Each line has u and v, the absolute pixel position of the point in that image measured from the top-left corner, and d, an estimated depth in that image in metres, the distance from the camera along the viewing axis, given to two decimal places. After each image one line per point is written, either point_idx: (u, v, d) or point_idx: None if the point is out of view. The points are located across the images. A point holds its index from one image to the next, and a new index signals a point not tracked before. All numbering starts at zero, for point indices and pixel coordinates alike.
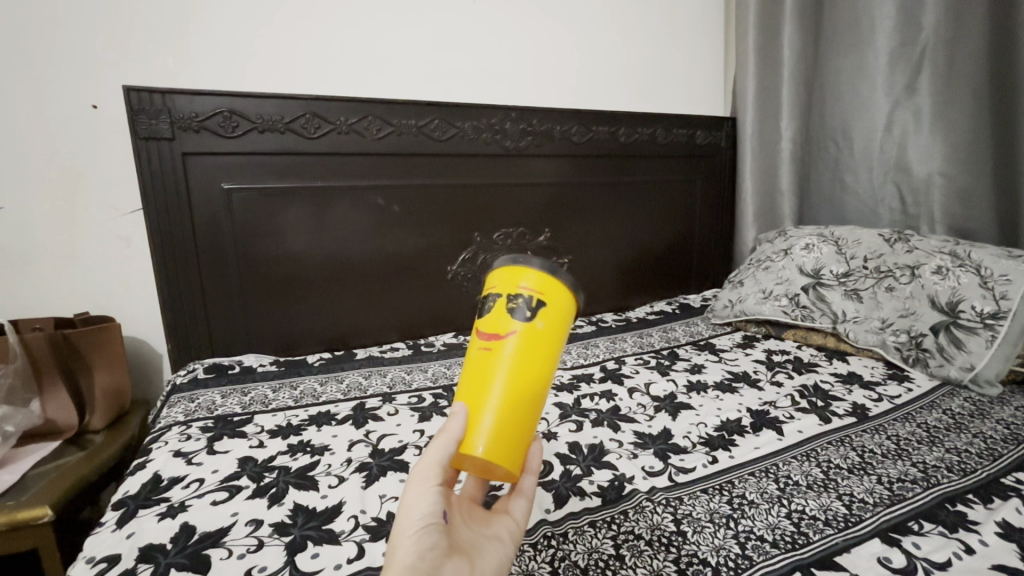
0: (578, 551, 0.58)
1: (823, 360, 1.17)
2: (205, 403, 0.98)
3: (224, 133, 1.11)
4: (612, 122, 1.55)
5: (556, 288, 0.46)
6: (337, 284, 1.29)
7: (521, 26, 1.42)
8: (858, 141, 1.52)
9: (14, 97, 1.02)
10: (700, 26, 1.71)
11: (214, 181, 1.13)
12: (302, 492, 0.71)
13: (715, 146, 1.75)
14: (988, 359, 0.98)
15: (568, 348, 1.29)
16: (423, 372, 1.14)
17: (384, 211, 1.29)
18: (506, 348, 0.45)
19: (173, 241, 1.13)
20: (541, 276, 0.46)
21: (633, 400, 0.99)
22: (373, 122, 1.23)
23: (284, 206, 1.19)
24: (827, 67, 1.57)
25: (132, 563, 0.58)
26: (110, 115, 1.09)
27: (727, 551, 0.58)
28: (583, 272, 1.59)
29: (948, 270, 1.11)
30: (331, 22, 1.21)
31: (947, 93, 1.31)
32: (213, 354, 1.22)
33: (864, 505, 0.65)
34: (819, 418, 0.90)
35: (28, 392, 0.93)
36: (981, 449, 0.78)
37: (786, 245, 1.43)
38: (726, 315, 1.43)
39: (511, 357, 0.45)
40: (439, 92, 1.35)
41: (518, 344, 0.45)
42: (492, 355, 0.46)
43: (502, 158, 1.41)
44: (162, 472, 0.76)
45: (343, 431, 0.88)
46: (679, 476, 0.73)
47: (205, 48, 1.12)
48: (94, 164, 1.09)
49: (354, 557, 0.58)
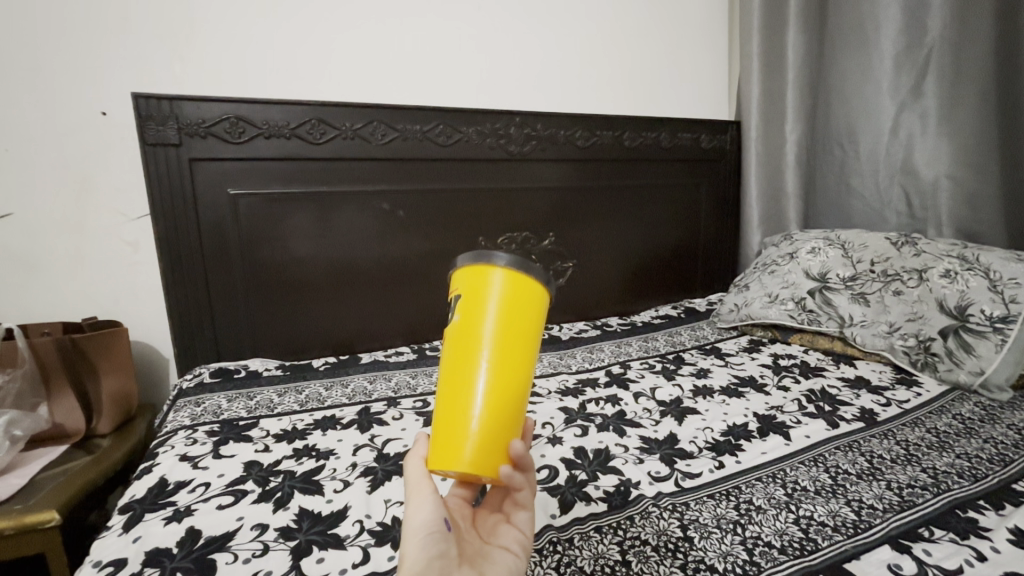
0: (583, 557, 0.58)
1: (831, 364, 1.17)
2: (211, 408, 0.99)
3: (231, 139, 1.12)
4: (617, 126, 1.55)
5: (526, 280, 0.44)
6: (342, 289, 1.29)
7: (525, 31, 1.43)
8: (864, 143, 1.51)
9: (25, 105, 1.03)
10: (703, 31, 1.71)
11: (221, 187, 1.14)
12: (307, 497, 0.71)
13: (719, 149, 1.75)
14: (999, 363, 0.97)
15: (573, 352, 1.29)
16: (428, 377, 1.14)
17: (389, 215, 1.30)
18: (481, 348, 0.43)
19: (180, 246, 1.14)
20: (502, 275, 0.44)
21: (638, 405, 0.99)
22: (378, 127, 1.24)
23: (290, 212, 1.20)
24: (832, 71, 1.57)
25: (138, 566, 0.58)
26: (120, 122, 1.10)
27: (735, 557, 0.57)
28: (587, 276, 1.59)
29: (956, 273, 1.10)
30: (337, 28, 1.22)
31: (953, 95, 1.31)
32: (219, 358, 1.22)
33: (874, 511, 0.64)
34: (826, 423, 0.89)
35: (36, 396, 0.94)
36: (992, 455, 0.77)
37: (792, 248, 1.42)
38: (731, 319, 1.42)
39: (489, 354, 0.43)
40: (444, 97, 1.36)
41: (493, 342, 0.43)
42: (469, 354, 0.43)
43: (507, 163, 1.41)
44: (169, 476, 0.76)
45: (348, 435, 0.88)
46: (685, 481, 0.73)
47: (213, 55, 1.14)
48: (103, 170, 1.10)
49: (359, 562, 0.58)
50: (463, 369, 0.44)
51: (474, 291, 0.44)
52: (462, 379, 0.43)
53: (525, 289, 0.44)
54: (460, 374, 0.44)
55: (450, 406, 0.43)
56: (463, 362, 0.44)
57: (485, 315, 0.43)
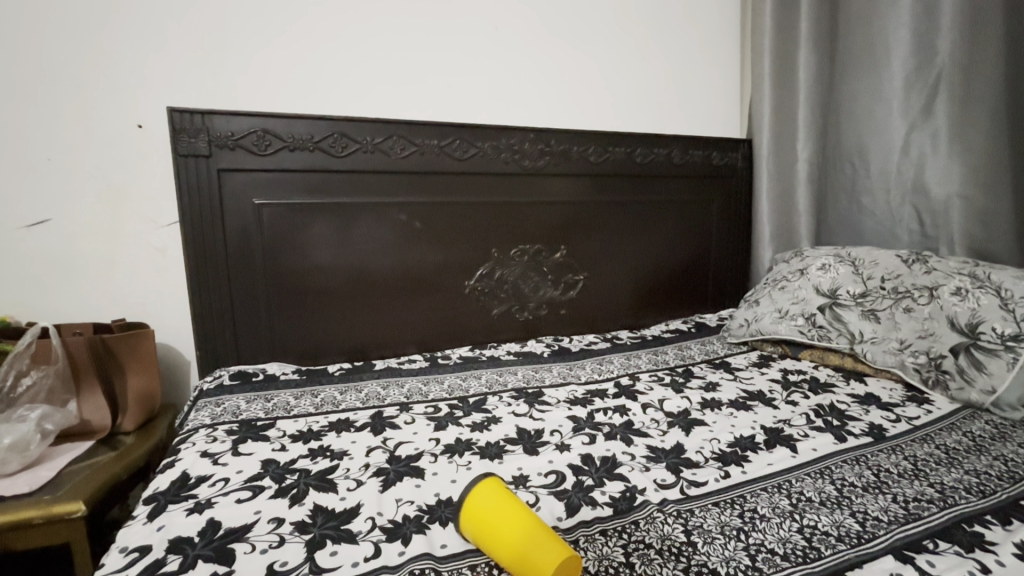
0: (589, 557, 0.60)
1: (840, 381, 1.17)
2: (230, 408, 1.02)
3: (257, 151, 1.17)
4: (629, 142, 1.58)
5: (478, 514, 0.60)
6: (358, 297, 1.33)
7: (539, 50, 1.48)
8: (875, 162, 1.53)
9: (70, 118, 1.11)
10: (718, 50, 1.75)
11: (247, 197, 1.19)
12: (321, 494, 0.73)
13: (731, 166, 1.77)
14: (1010, 382, 0.97)
15: (582, 363, 1.30)
16: (440, 384, 1.17)
17: (406, 226, 1.34)
18: (496, 538, 0.57)
19: (206, 253, 1.18)
20: (474, 516, 0.60)
21: (646, 415, 1.00)
22: (398, 141, 1.29)
23: (310, 222, 1.25)
24: (843, 91, 1.59)
25: (162, 553, 0.61)
26: (153, 134, 1.17)
27: (738, 562, 0.58)
28: (596, 290, 1.61)
29: (967, 291, 1.10)
30: (360, 47, 1.29)
31: (964, 114, 1.31)
32: (239, 361, 1.26)
33: (879, 523, 0.65)
34: (834, 437, 0.90)
35: (67, 392, 0.99)
36: (1002, 472, 0.77)
37: (802, 264, 1.43)
38: (741, 334, 1.43)
39: (498, 545, 0.57)
40: (461, 115, 1.41)
41: (494, 541, 0.57)
42: (506, 535, 0.56)
43: (521, 177, 1.45)
44: (190, 470, 0.79)
45: (361, 437, 0.91)
46: (690, 489, 0.74)
47: (245, 74, 1.20)
48: (137, 179, 1.17)
49: (371, 555, 0.61)
50: (500, 531, 0.57)
51: (474, 514, 0.60)
52: (500, 533, 0.57)
53: (479, 516, 0.60)
54: (500, 532, 0.57)
55: (504, 544, 0.56)
56: (497, 527, 0.58)
57: (487, 512, 0.59)
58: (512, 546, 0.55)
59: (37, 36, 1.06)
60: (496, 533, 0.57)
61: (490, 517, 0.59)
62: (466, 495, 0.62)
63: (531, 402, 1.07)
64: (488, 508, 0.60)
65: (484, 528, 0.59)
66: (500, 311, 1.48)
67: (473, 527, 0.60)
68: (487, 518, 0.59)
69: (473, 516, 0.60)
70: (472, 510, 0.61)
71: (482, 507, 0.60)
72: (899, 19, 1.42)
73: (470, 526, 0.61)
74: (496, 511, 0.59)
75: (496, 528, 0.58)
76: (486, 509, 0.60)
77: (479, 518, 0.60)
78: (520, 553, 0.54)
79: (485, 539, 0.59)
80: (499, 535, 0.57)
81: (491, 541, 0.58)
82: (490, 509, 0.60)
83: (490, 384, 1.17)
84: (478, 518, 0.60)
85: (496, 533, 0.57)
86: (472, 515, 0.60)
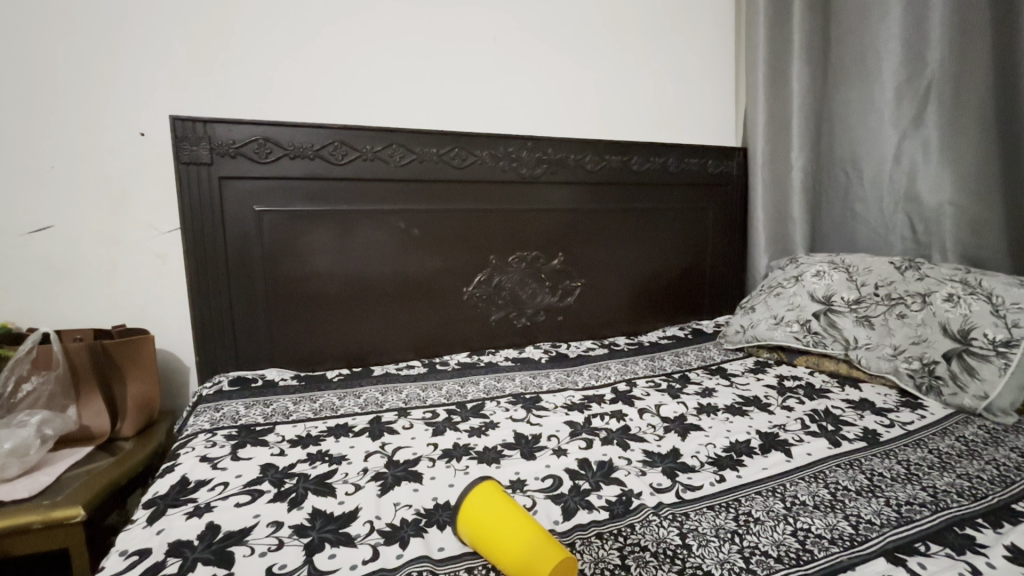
0: (585, 560, 0.60)
1: (835, 386, 1.18)
2: (230, 413, 1.03)
3: (259, 159, 1.19)
4: (625, 151, 1.60)
5: (478, 519, 0.60)
6: (356, 303, 1.34)
7: (537, 60, 1.50)
8: (868, 170, 1.55)
9: (75, 127, 1.12)
10: (713, 60, 1.78)
11: (248, 204, 1.20)
12: (320, 498, 0.74)
13: (726, 174, 1.79)
14: (1002, 387, 0.98)
15: (580, 369, 1.31)
16: (438, 389, 1.18)
17: (406, 234, 1.36)
18: (496, 542, 0.57)
19: (206, 260, 1.19)
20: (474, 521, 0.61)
21: (642, 421, 1.01)
22: (397, 149, 1.30)
23: (310, 229, 1.26)
24: (836, 100, 1.62)
25: (162, 556, 0.61)
26: (156, 141, 1.18)
27: (732, 564, 0.59)
28: (593, 297, 1.62)
29: (959, 297, 1.11)
30: (360, 58, 1.31)
31: (954, 124, 1.34)
32: (238, 367, 1.26)
33: (871, 526, 0.66)
34: (828, 442, 0.90)
35: (66, 398, 1.00)
36: (993, 476, 0.78)
37: (797, 271, 1.44)
38: (737, 340, 1.45)
39: (498, 549, 0.57)
40: (459, 124, 1.43)
41: (494, 546, 0.58)
42: (506, 538, 0.57)
43: (519, 185, 1.47)
44: (190, 475, 0.80)
45: (359, 442, 0.92)
46: (686, 493, 0.75)
47: (248, 84, 1.22)
48: (139, 186, 1.18)
49: (369, 558, 0.61)
50: (500, 535, 0.58)
51: (474, 519, 0.61)
52: (500, 537, 0.57)
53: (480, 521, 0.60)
54: (500, 536, 0.57)
55: (504, 548, 0.56)
56: (497, 532, 0.58)
57: (486, 517, 0.60)
58: (512, 549, 0.56)
59: (43, 46, 1.08)
60: (497, 537, 0.58)
61: (490, 522, 0.59)
62: (463, 498, 0.63)
63: (528, 407, 1.08)
64: (487, 513, 0.60)
65: (485, 533, 0.59)
66: (498, 317, 1.49)
67: (473, 533, 0.60)
68: (487, 523, 0.59)
69: (473, 522, 0.61)
70: (471, 516, 0.61)
71: (482, 513, 0.61)
72: (890, 30, 1.45)
73: (470, 532, 0.61)
74: (495, 516, 0.59)
75: (496, 532, 0.58)
76: (485, 514, 0.60)
77: (479, 523, 0.60)
78: (520, 555, 0.55)
79: (485, 544, 0.59)
80: (499, 540, 0.57)
81: (491, 546, 0.58)
82: (489, 514, 0.60)
83: (488, 390, 1.18)
84: (478, 522, 0.60)
85: (496, 537, 0.58)
86: (473, 521, 0.61)
